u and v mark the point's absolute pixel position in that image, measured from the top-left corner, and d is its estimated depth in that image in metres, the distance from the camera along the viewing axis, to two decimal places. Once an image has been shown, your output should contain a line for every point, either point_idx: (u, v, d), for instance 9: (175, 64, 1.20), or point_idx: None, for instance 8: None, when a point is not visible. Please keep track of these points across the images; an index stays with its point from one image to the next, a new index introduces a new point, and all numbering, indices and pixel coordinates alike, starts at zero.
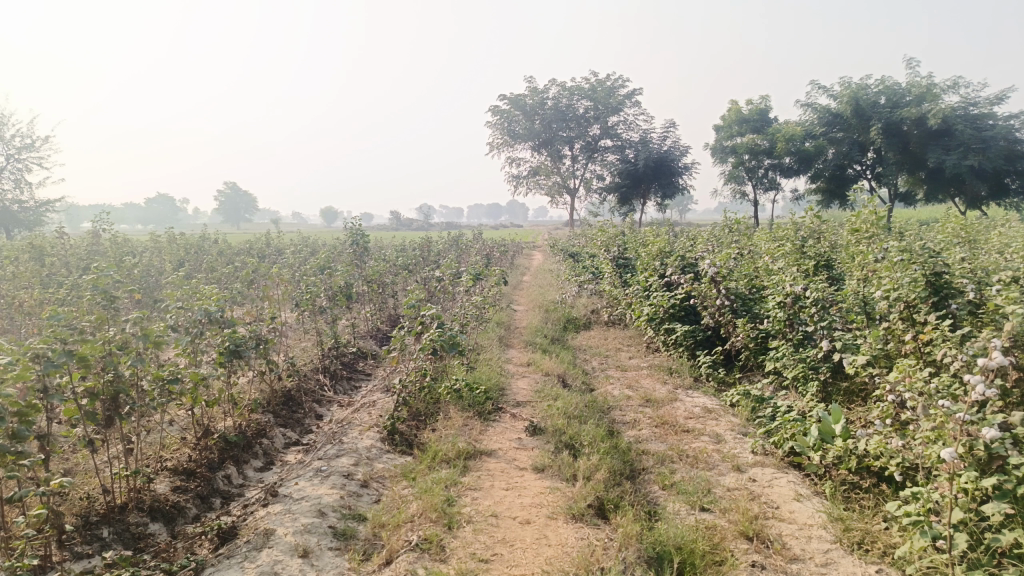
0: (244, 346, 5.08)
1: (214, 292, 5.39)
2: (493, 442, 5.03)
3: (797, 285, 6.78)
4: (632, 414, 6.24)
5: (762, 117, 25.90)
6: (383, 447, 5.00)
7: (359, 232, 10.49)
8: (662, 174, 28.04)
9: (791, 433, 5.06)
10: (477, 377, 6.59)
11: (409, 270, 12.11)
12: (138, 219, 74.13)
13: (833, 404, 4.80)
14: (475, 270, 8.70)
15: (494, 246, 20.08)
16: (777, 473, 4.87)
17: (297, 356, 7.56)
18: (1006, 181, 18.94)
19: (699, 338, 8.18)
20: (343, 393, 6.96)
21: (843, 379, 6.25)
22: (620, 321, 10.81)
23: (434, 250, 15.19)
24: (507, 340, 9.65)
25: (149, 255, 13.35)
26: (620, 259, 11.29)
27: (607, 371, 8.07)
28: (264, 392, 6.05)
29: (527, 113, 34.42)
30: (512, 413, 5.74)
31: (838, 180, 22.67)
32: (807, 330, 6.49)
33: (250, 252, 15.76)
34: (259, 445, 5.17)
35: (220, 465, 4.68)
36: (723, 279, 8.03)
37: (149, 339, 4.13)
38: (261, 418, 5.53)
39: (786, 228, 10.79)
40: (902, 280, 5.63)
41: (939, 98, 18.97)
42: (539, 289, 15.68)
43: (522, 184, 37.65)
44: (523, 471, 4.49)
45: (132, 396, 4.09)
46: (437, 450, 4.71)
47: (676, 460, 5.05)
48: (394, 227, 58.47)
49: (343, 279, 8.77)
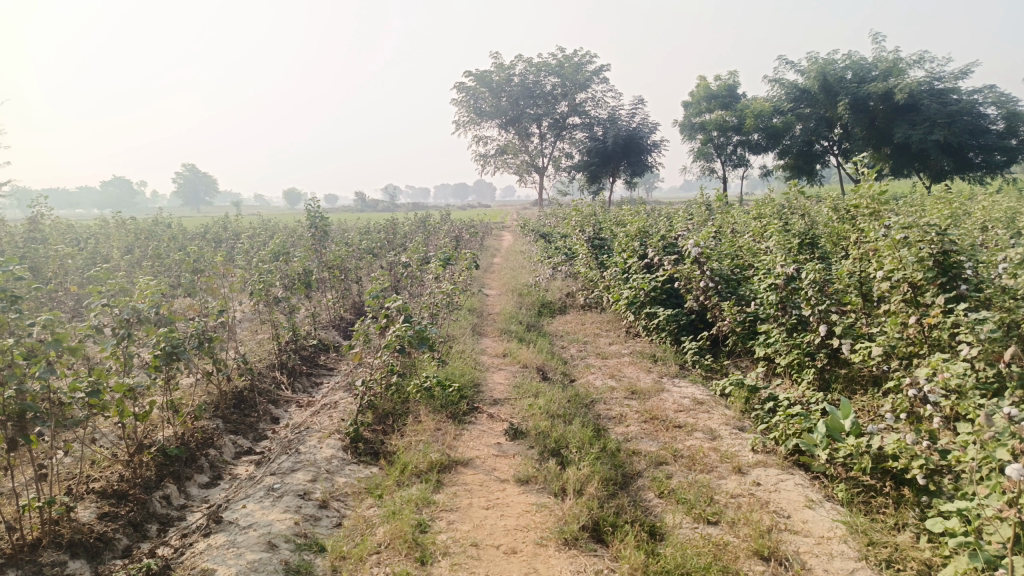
0: (184, 349, 4.45)
1: (153, 284, 4.75)
2: (469, 449, 4.51)
3: (789, 265, 6.31)
4: (617, 408, 5.77)
5: (731, 93, 25.52)
6: (344, 458, 4.45)
7: (319, 215, 9.81)
8: (632, 151, 27.58)
9: (796, 430, 4.62)
10: (449, 373, 6.04)
11: (373, 254, 11.49)
12: (93, 202, 71.76)
13: (841, 398, 4.35)
14: (443, 255, 8.12)
15: (463, 227, 19.45)
16: (782, 474, 4.44)
17: (252, 352, 6.95)
18: (970, 155, 18.71)
19: (683, 322, 7.70)
20: (301, 391, 6.37)
21: (841, 366, 5.84)
22: (597, 304, 10.33)
23: (399, 232, 14.55)
24: (479, 329, 9.11)
25: (95, 241, 12.53)
26: (595, 239, 10.68)
27: (587, 360, 7.60)
28: (211, 395, 5.44)
29: (493, 90, 33.51)
30: (488, 414, 5.23)
31: (806, 155, 22.49)
32: (802, 314, 6.04)
33: (206, 237, 14.97)
34: (204, 457, 4.59)
35: (157, 485, 4.11)
36: (707, 260, 7.55)
37: (64, 346, 3.50)
38: (207, 426, 4.94)
39: (766, 206, 10.39)
40: (907, 259, 5.18)
41: (905, 74, 18.76)
42: (511, 271, 15.17)
43: (490, 163, 36.90)
44: (505, 483, 3.99)
45: (44, 413, 3.46)
46: (406, 461, 4.16)
47: (671, 462, 4.59)
48: (359, 209, 57.25)
49: (300, 265, 8.13)
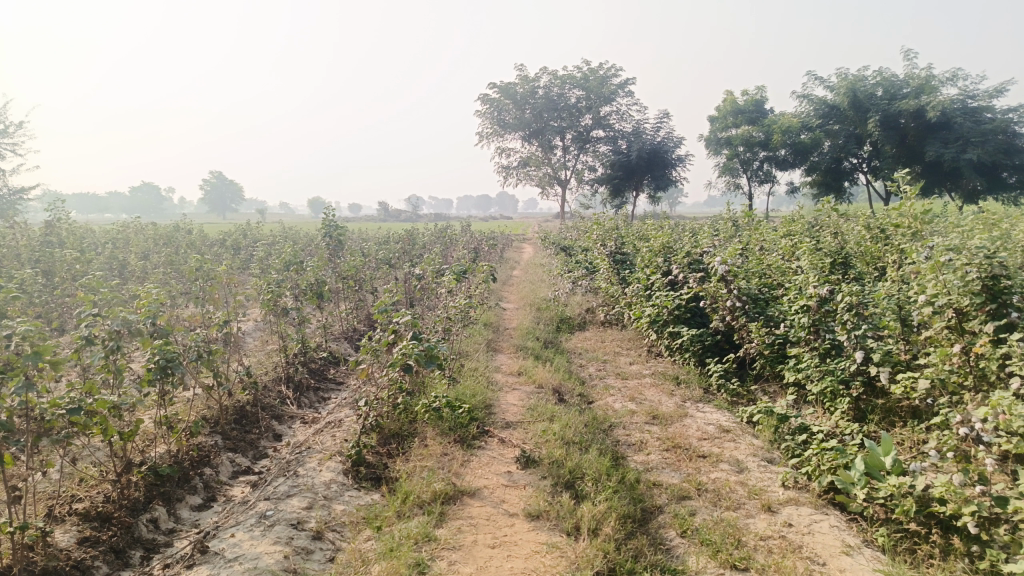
0: (179, 363, 4.21)
1: (153, 294, 4.56)
2: (476, 477, 4.22)
3: (822, 286, 5.95)
4: (637, 434, 5.45)
5: (758, 108, 25.12)
6: (344, 483, 4.18)
7: (334, 224, 9.62)
8: (656, 165, 27.18)
9: (830, 465, 4.26)
10: (460, 393, 5.76)
11: (389, 265, 11.29)
12: (121, 207, 72.79)
13: (882, 433, 4.01)
14: (459, 268, 7.85)
15: (483, 239, 19.20)
16: (815, 514, 4.08)
17: (260, 364, 6.72)
18: (1004, 175, 18.15)
19: (708, 343, 7.34)
20: (307, 407, 6.13)
21: (878, 396, 5.47)
22: (617, 321, 10.01)
23: (418, 243, 14.33)
24: (495, 345, 8.83)
25: (112, 246, 12.47)
26: (617, 254, 10.38)
27: (606, 379, 7.29)
28: (210, 410, 5.21)
29: (518, 103, 33.43)
30: (499, 438, 4.94)
31: (834, 173, 21.96)
32: (836, 338, 5.66)
33: (224, 244, 14.89)
34: (198, 477, 4.35)
35: (145, 507, 3.87)
36: (734, 278, 7.22)
37: (45, 359, 3.27)
38: (204, 443, 4.71)
39: (795, 225, 10.02)
40: (952, 282, 4.82)
41: (937, 91, 18.29)
42: (530, 285, 14.91)
43: (512, 175, 36.72)
44: (514, 518, 3.69)
45: (21, 432, 3.22)
46: (409, 490, 3.88)
47: (694, 497, 4.27)
48: (381, 218, 57.32)
49: (313, 275, 7.93)
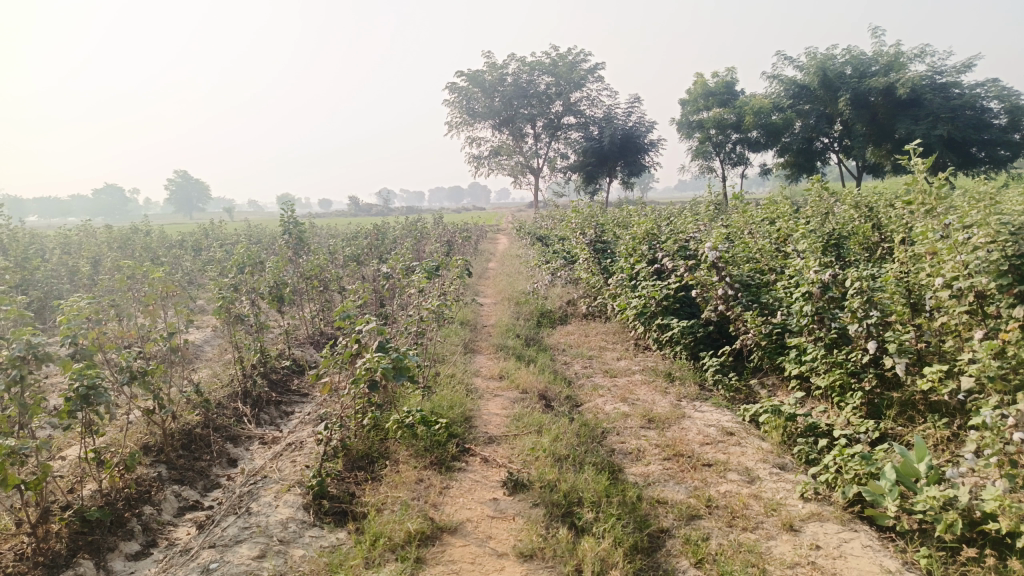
0: (104, 388, 3.60)
1: (75, 309, 3.92)
2: (457, 509, 3.69)
3: (825, 270, 5.47)
4: (633, 441, 4.95)
5: (729, 90, 24.74)
6: (304, 521, 3.62)
7: (294, 221, 8.95)
8: (629, 150, 26.71)
9: (856, 474, 3.77)
10: (436, 404, 5.22)
11: (357, 263, 10.67)
12: (82, 210, 70.71)
13: (915, 437, 3.53)
14: (429, 265, 7.27)
15: (456, 231, 18.58)
16: (843, 531, 3.58)
17: (214, 377, 6.11)
18: (973, 151, 17.91)
19: (701, 335, 6.86)
20: (267, 425, 5.55)
21: (892, 390, 5.03)
22: (600, 312, 9.50)
23: (387, 237, 13.68)
24: (473, 345, 8.29)
25: (59, 252, 11.65)
26: (597, 243, 9.89)
27: (593, 378, 6.80)
28: (154, 435, 4.60)
29: (486, 91, 32.65)
30: (481, 457, 4.41)
31: (806, 153, 21.79)
32: (843, 326, 5.19)
33: (184, 246, 14.07)
34: (135, 519, 3.75)
35: (67, 563, 3.26)
36: (726, 265, 6.74)
37: None
38: (145, 476, 4.12)
39: (778, 209, 9.60)
40: (974, 264, 4.36)
41: (907, 68, 17.99)
42: (507, 277, 14.38)
43: (484, 165, 36.08)
44: (503, 560, 3.17)
45: None
46: (378, 531, 3.33)
47: (705, 517, 3.78)
48: (353, 213, 56.49)
49: (272, 278, 7.29)
